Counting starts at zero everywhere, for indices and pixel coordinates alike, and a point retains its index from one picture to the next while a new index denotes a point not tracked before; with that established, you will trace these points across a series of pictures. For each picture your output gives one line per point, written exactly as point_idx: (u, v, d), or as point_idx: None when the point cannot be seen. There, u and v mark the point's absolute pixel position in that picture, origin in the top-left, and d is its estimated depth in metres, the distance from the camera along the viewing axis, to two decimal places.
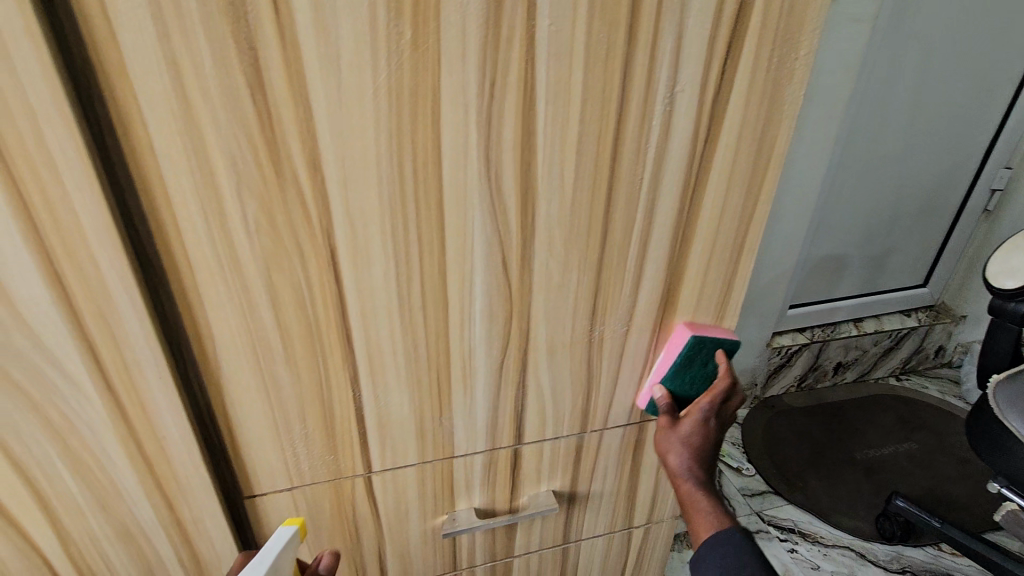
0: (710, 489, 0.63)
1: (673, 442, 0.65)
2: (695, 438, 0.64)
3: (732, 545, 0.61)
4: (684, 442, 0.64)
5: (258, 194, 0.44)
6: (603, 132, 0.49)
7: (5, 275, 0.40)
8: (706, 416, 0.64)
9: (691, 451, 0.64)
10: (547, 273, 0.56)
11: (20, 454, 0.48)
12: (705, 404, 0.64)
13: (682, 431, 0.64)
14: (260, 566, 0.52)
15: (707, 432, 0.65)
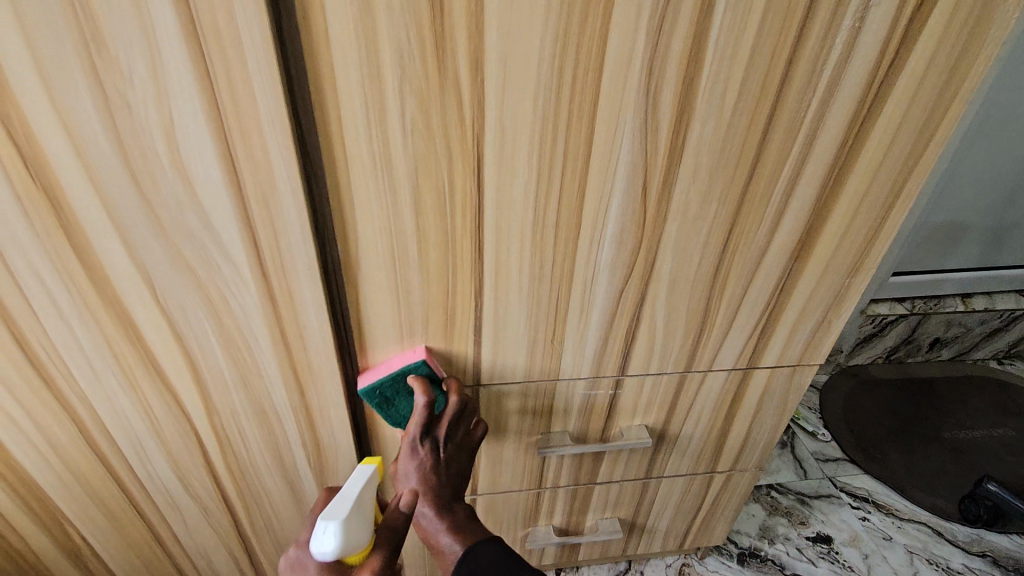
0: (442, 516, 0.57)
1: (401, 471, 0.59)
2: (425, 464, 0.59)
3: (477, 558, 0.52)
4: (410, 474, 0.58)
5: (419, 91, 0.43)
6: (779, 48, 0.45)
7: (188, 154, 0.43)
8: (418, 442, 0.59)
9: (421, 482, 0.58)
10: (686, 202, 0.53)
11: (181, 326, 0.52)
12: (414, 430, 0.58)
13: (403, 466, 0.59)
14: (343, 504, 0.52)
15: (428, 457, 0.59)
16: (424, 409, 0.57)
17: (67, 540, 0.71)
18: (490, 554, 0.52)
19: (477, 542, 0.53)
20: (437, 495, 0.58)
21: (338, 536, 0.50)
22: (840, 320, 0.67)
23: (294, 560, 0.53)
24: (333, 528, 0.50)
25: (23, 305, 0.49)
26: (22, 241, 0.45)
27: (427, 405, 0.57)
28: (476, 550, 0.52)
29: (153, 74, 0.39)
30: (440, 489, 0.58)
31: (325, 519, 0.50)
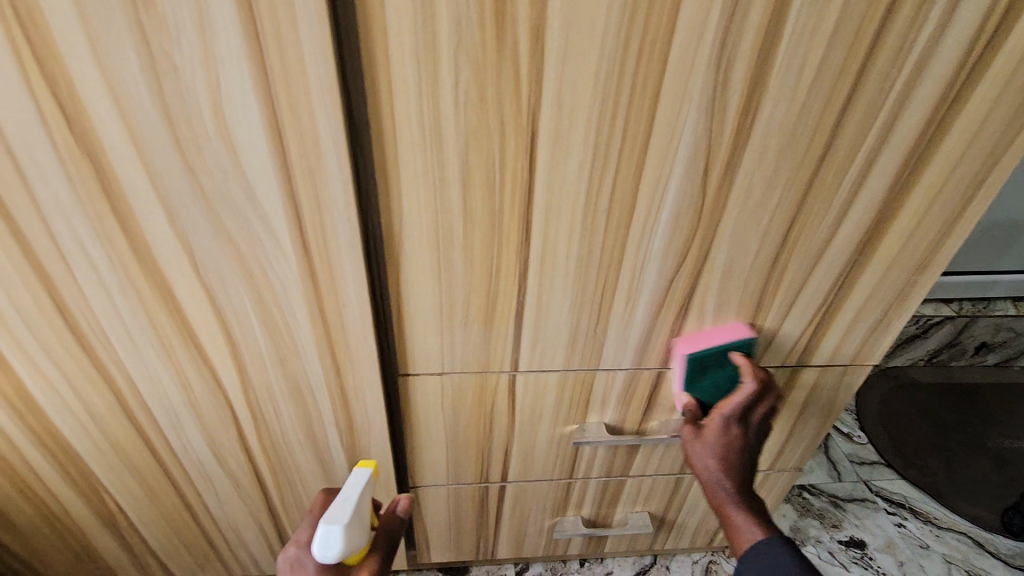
0: (744, 499, 0.61)
1: (694, 455, 0.63)
2: (732, 441, 0.62)
3: (772, 556, 0.56)
4: (715, 465, 0.62)
5: (475, 61, 0.41)
6: (866, 22, 0.42)
7: (233, 121, 0.41)
8: (730, 422, 0.62)
9: (722, 459, 0.62)
10: (747, 189, 0.50)
11: (221, 300, 0.51)
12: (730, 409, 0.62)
13: (700, 451, 0.63)
14: (345, 508, 0.55)
15: (721, 441, 0.62)
16: (750, 391, 0.60)
17: (102, 506, 0.72)
18: (774, 552, 0.56)
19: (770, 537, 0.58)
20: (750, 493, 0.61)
21: (341, 540, 0.53)
22: (901, 319, 0.63)
23: (293, 559, 0.58)
24: (337, 532, 0.53)
25: (65, 273, 0.48)
26: (65, 207, 0.44)
27: (756, 388, 0.60)
28: (768, 544, 0.57)
29: (201, 34, 0.37)
30: (745, 476, 0.62)
31: (329, 524, 0.53)
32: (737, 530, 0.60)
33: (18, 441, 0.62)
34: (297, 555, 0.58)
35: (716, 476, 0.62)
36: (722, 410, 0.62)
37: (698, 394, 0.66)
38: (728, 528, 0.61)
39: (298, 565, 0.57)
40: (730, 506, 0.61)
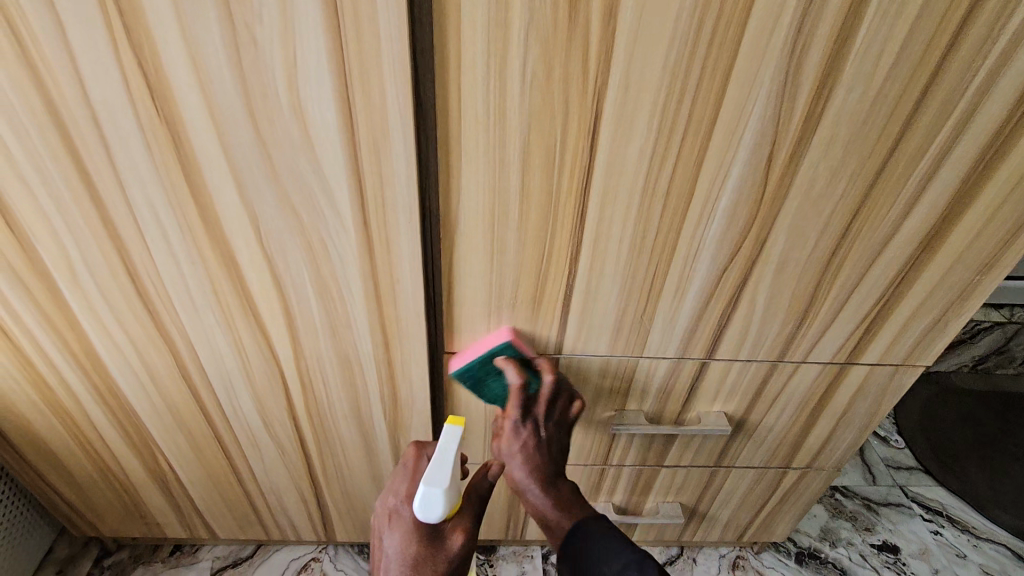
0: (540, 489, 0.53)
1: (505, 447, 0.55)
2: (529, 445, 0.54)
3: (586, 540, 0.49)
4: (518, 455, 0.54)
5: (545, 40, 0.41)
6: (953, 8, 0.40)
7: (306, 94, 0.42)
8: (518, 424, 0.55)
9: (522, 458, 0.54)
10: (812, 179, 0.49)
11: (281, 270, 0.53)
12: (540, 401, 0.57)
13: (506, 443, 0.55)
14: (443, 467, 0.51)
15: (529, 436, 0.55)
16: (546, 381, 0.57)
17: (155, 465, 0.76)
18: (591, 532, 0.49)
19: (583, 520, 0.50)
20: (545, 471, 0.53)
21: (442, 502, 0.50)
22: (960, 320, 0.61)
23: (391, 509, 0.55)
24: (437, 494, 0.50)
25: (137, 238, 0.50)
26: (142, 174, 0.46)
27: (552, 379, 0.57)
28: (581, 528, 0.49)
29: (281, 8, 0.38)
30: (549, 465, 0.54)
31: (429, 484, 0.50)
32: (558, 524, 0.50)
33: (83, 397, 0.66)
34: (394, 506, 0.55)
35: (516, 465, 0.54)
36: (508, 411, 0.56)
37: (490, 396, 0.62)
38: (547, 528, 0.52)
39: (396, 518, 0.54)
40: (533, 499, 0.53)
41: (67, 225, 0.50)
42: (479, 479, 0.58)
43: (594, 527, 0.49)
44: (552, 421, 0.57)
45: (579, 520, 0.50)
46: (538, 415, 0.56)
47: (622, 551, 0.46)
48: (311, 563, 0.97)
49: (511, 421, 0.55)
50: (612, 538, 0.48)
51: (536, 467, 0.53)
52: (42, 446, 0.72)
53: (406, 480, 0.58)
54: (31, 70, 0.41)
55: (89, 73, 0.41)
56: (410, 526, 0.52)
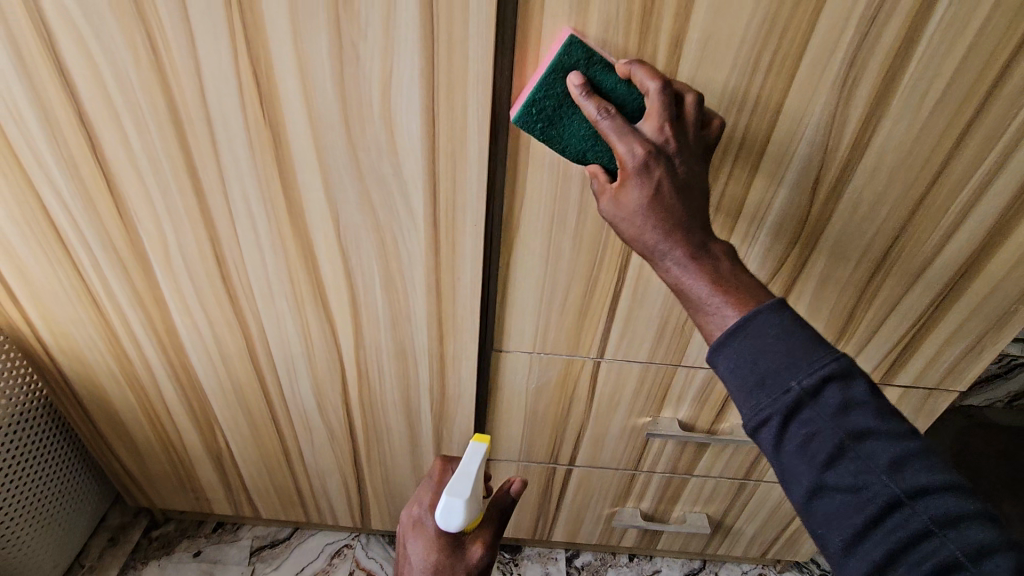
0: (699, 259, 0.42)
1: (633, 159, 0.42)
2: (663, 194, 0.42)
3: (770, 328, 0.40)
4: (653, 228, 0.42)
5: (615, 64, 0.45)
6: (998, 51, 0.43)
7: (396, 106, 0.47)
8: (649, 160, 0.42)
9: (652, 225, 0.42)
10: (856, 202, 0.52)
11: (353, 264, 0.58)
12: (653, 134, 0.43)
13: (627, 198, 0.43)
14: (466, 481, 0.54)
15: (668, 177, 0.42)
16: (660, 96, 0.42)
17: (213, 441, 0.81)
18: (782, 326, 0.40)
19: (759, 308, 0.40)
20: (689, 235, 0.42)
21: (462, 513, 0.53)
22: (995, 348, 0.63)
23: (415, 519, 0.57)
24: (457, 505, 0.53)
25: (228, 226, 0.56)
26: (242, 169, 0.51)
27: (661, 87, 0.42)
28: (760, 317, 0.40)
29: (385, 29, 0.43)
30: (693, 229, 0.43)
31: (451, 495, 0.53)
32: (715, 313, 0.41)
33: (158, 371, 0.71)
34: (420, 515, 0.57)
35: (650, 227, 0.42)
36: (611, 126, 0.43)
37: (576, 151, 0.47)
38: (692, 309, 0.43)
39: (419, 526, 0.56)
40: (684, 267, 0.42)
41: (168, 211, 0.55)
42: (501, 493, 0.60)
43: (786, 319, 0.40)
44: (695, 144, 0.44)
45: (749, 308, 0.41)
46: (671, 152, 0.43)
47: (834, 350, 0.39)
48: (344, 549, 1.01)
49: (632, 158, 0.42)
50: (811, 335, 0.40)
51: (680, 233, 0.42)
52: (113, 415, 0.78)
53: (431, 489, 0.60)
54: (159, 73, 0.46)
55: (209, 79, 0.46)
56: (430, 534, 0.55)
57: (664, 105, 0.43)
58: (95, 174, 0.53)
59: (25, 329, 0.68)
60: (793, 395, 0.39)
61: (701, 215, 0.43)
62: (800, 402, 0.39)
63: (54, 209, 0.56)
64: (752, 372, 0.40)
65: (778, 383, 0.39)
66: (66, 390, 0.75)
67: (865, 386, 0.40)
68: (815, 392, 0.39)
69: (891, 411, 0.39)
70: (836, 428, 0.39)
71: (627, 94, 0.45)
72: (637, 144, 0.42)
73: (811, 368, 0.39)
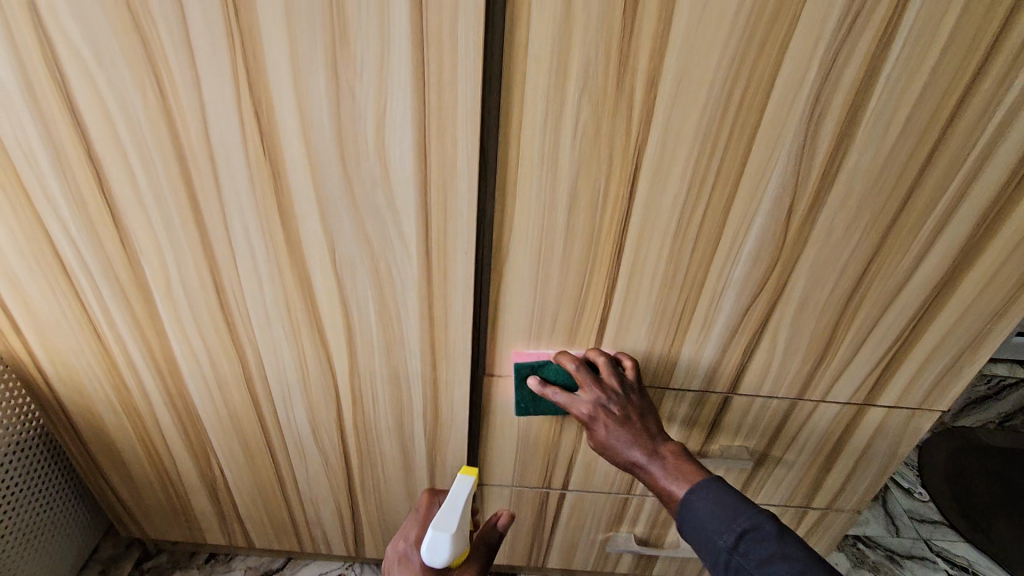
0: (657, 458, 0.58)
1: (597, 438, 0.61)
2: (614, 424, 0.60)
3: (705, 502, 0.55)
4: (618, 438, 0.59)
5: (596, 100, 0.48)
6: (951, 87, 0.46)
7: (390, 141, 0.49)
8: (597, 411, 0.60)
9: (617, 433, 0.59)
10: (829, 228, 0.55)
11: (348, 291, 0.59)
12: (591, 398, 0.60)
13: (598, 433, 0.61)
14: (452, 517, 0.55)
15: (612, 417, 0.60)
16: (580, 371, 0.61)
17: (208, 469, 0.81)
18: (712, 496, 0.55)
19: (696, 482, 0.56)
20: (642, 440, 0.59)
21: (448, 548, 0.53)
22: (972, 367, 0.65)
23: (401, 553, 0.57)
24: (443, 540, 0.53)
25: (228, 257, 0.58)
26: (242, 201, 0.54)
27: (579, 368, 0.62)
28: (696, 492, 0.55)
29: (380, 70, 0.46)
30: (644, 428, 0.60)
31: (437, 530, 0.53)
32: (671, 493, 0.57)
33: (156, 401, 0.72)
34: (404, 550, 0.57)
35: (620, 442, 0.59)
36: (575, 410, 0.61)
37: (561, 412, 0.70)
38: (663, 496, 0.58)
39: (404, 561, 0.56)
40: (646, 469, 0.59)
41: (170, 244, 0.57)
42: (489, 529, 0.60)
43: (711, 489, 0.55)
44: (631, 391, 0.62)
45: (691, 484, 0.56)
46: (609, 401, 0.60)
47: (748, 511, 0.53)
48: None
49: (583, 414, 0.61)
50: (729, 497, 0.55)
51: (636, 437, 0.59)
52: (109, 445, 0.79)
53: (417, 523, 0.61)
54: (166, 111, 0.49)
55: (213, 116, 0.49)
56: (416, 570, 0.55)
57: (588, 377, 0.61)
58: (100, 208, 0.55)
59: (26, 359, 0.69)
60: (723, 550, 0.53)
61: (649, 425, 0.60)
62: (730, 555, 0.53)
63: (59, 242, 0.58)
64: (701, 535, 0.54)
65: (710, 542, 0.54)
66: (63, 418, 0.76)
67: (776, 527, 0.53)
68: (735, 547, 0.53)
69: (795, 547, 0.51)
70: (757, 566, 0.51)
71: (565, 376, 0.66)
72: (583, 404, 0.61)
73: (729, 526, 0.53)
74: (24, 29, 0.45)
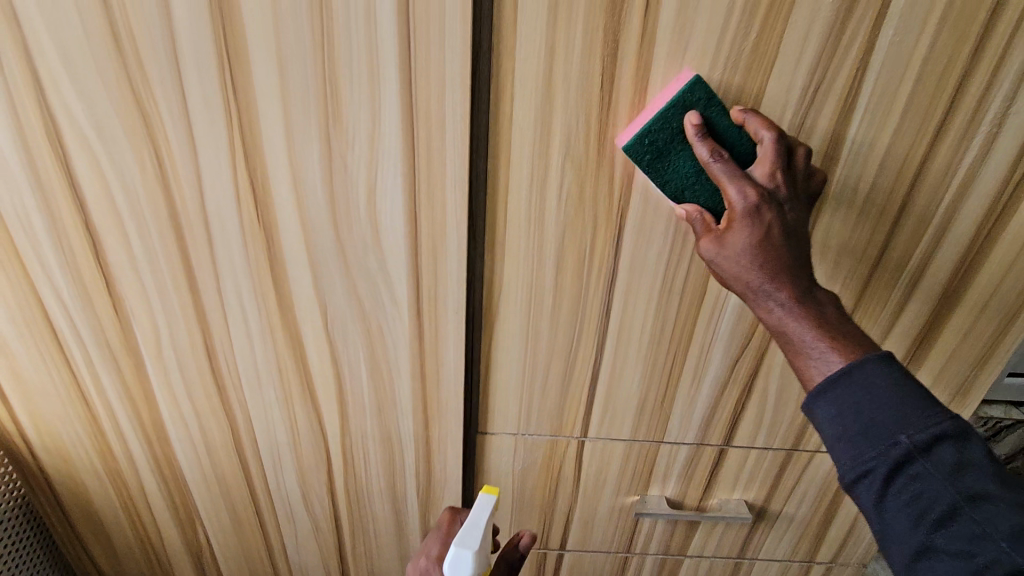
0: (809, 308, 0.45)
1: (733, 245, 0.45)
2: (773, 234, 0.44)
3: (881, 382, 0.42)
4: (762, 266, 0.44)
5: (578, 165, 0.50)
6: (914, 147, 0.49)
7: (381, 208, 0.51)
8: (762, 211, 0.44)
9: (766, 257, 0.44)
10: (810, 280, 0.56)
11: (340, 352, 0.60)
12: (773, 185, 0.46)
13: (733, 240, 0.45)
14: (473, 534, 0.52)
15: (778, 223, 0.45)
16: (777, 147, 0.45)
17: (193, 537, 0.79)
18: (889, 377, 0.42)
19: (865, 357, 0.42)
20: (794, 282, 0.45)
21: (469, 566, 0.51)
22: (963, 415, 0.65)
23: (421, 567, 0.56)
24: (465, 558, 0.51)
25: (221, 320, 0.58)
26: (236, 267, 0.55)
27: (778, 139, 0.45)
28: (869, 364, 0.42)
29: (371, 143, 0.48)
30: (796, 275, 0.45)
31: (459, 547, 0.51)
32: (825, 357, 0.43)
33: (142, 466, 0.71)
34: (426, 565, 0.56)
35: (757, 269, 0.44)
36: (729, 194, 0.45)
37: (689, 196, 0.49)
38: (798, 355, 0.44)
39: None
40: (789, 324, 0.44)
41: (164, 309, 0.58)
42: (508, 549, 0.60)
43: (900, 375, 0.42)
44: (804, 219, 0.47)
45: (859, 355, 0.43)
46: (782, 199, 0.46)
47: (940, 411, 0.41)
48: None
49: (740, 203, 0.44)
50: (923, 392, 0.42)
51: (783, 278, 0.44)
52: (92, 515, 0.76)
53: (439, 539, 0.60)
54: (163, 184, 0.50)
55: (209, 188, 0.50)
56: None
57: (778, 156, 0.45)
58: (95, 276, 0.56)
59: (11, 429, 0.68)
60: (902, 447, 0.41)
61: (808, 272, 0.46)
62: (908, 457, 0.41)
63: (53, 311, 0.58)
64: (856, 423, 0.42)
65: (886, 436, 0.41)
66: (46, 488, 0.74)
67: (981, 448, 0.41)
68: (926, 450, 0.40)
69: (1006, 474, 0.41)
70: (948, 490, 0.40)
71: (737, 138, 0.47)
72: (749, 189, 0.44)
73: (923, 427, 0.41)
74: (29, 109, 0.47)
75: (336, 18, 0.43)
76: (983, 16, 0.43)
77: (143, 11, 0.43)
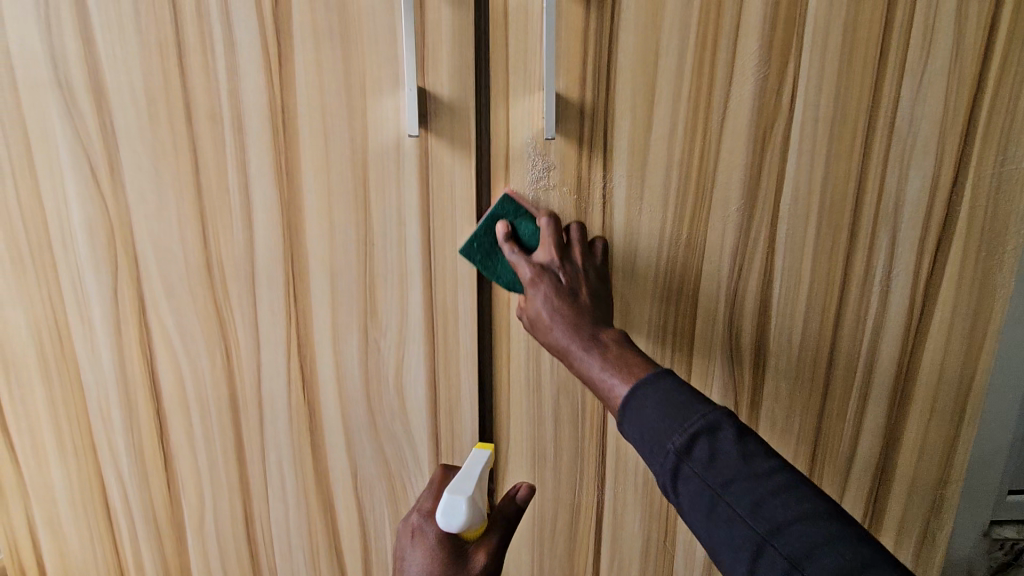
0: (598, 344, 0.51)
1: (534, 307, 0.54)
2: (556, 300, 0.53)
3: (650, 395, 0.45)
4: (557, 312, 0.52)
5: None
6: (826, 304, 0.61)
7: (406, 380, 0.62)
8: (541, 278, 0.53)
9: (553, 317, 0.52)
10: (772, 417, 0.66)
11: (367, 511, 0.66)
12: (547, 262, 0.54)
13: (533, 303, 0.54)
14: (467, 479, 0.51)
15: (558, 291, 0.53)
16: (548, 233, 0.54)
17: None
18: (659, 394, 0.45)
19: (644, 378, 0.47)
20: (588, 322, 0.52)
21: (465, 513, 0.48)
22: (944, 533, 0.70)
23: (414, 525, 0.51)
24: (460, 502, 0.49)
25: (260, 487, 0.65)
26: (280, 438, 0.64)
27: (548, 228, 0.54)
28: (644, 385, 0.46)
29: (398, 329, 0.60)
30: (590, 322, 0.52)
31: (454, 492, 0.49)
32: (611, 388, 0.49)
33: None
34: (418, 522, 0.51)
35: (556, 326, 0.52)
36: (522, 276, 0.54)
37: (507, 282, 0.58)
38: (597, 387, 0.50)
39: (418, 533, 0.51)
40: (583, 360, 0.51)
41: (210, 480, 0.65)
42: (506, 502, 0.56)
43: (664, 385, 0.46)
44: (585, 270, 0.55)
45: (635, 381, 0.48)
46: (563, 271, 0.53)
47: (699, 408, 0.44)
48: None
49: (527, 279, 0.54)
50: (682, 397, 0.45)
51: (579, 327, 0.52)
52: None
53: (432, 497, 0.55)
54: (226, 372, 0.61)
55: (265, 372, 0.61)
56: (432, 542, 0.49)
57: (552, 240, 0.54)
58: (154, 454, 0.64)
59: None
60: (672, 457, 0.43)
61: (596, 314, 0.53)
62: (679, 464, 0.43)
63: (111, 489, 0.66)
64: (645, 444, 0.45)
65: (658, 447, 0.44)
66: None
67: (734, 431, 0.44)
68: (688, 451, 0.43)
69: (759, 452, 0.43)
70: (707, 478, 0.42)
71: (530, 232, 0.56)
72: (530, 269, 0.53)
73: (681, 430, 0.43)
74: (129, 322, 0.60)
75: (375, 245, 0.57)
76: (849, 212, 0.58)
77: (229, 249, 0.57)
